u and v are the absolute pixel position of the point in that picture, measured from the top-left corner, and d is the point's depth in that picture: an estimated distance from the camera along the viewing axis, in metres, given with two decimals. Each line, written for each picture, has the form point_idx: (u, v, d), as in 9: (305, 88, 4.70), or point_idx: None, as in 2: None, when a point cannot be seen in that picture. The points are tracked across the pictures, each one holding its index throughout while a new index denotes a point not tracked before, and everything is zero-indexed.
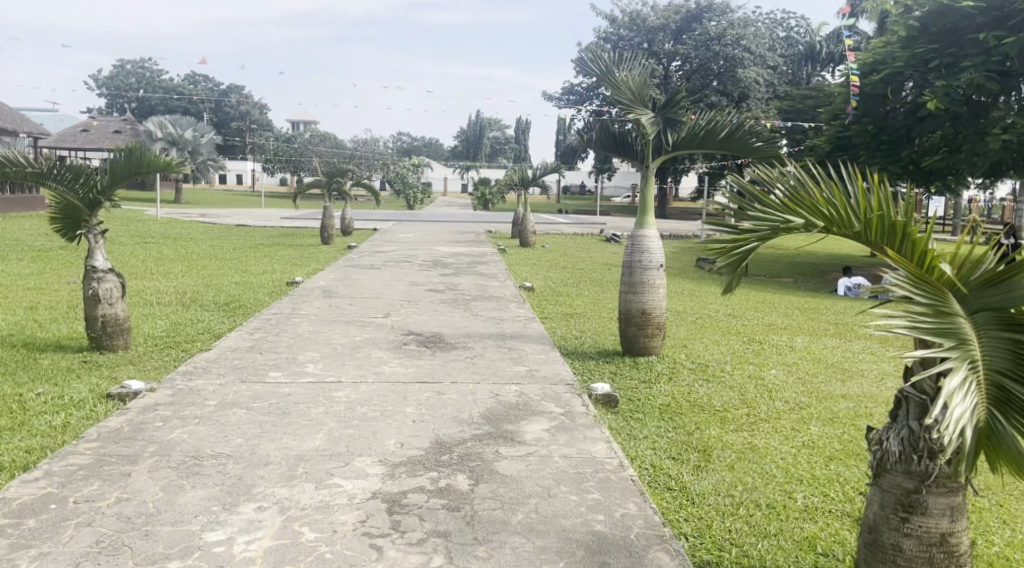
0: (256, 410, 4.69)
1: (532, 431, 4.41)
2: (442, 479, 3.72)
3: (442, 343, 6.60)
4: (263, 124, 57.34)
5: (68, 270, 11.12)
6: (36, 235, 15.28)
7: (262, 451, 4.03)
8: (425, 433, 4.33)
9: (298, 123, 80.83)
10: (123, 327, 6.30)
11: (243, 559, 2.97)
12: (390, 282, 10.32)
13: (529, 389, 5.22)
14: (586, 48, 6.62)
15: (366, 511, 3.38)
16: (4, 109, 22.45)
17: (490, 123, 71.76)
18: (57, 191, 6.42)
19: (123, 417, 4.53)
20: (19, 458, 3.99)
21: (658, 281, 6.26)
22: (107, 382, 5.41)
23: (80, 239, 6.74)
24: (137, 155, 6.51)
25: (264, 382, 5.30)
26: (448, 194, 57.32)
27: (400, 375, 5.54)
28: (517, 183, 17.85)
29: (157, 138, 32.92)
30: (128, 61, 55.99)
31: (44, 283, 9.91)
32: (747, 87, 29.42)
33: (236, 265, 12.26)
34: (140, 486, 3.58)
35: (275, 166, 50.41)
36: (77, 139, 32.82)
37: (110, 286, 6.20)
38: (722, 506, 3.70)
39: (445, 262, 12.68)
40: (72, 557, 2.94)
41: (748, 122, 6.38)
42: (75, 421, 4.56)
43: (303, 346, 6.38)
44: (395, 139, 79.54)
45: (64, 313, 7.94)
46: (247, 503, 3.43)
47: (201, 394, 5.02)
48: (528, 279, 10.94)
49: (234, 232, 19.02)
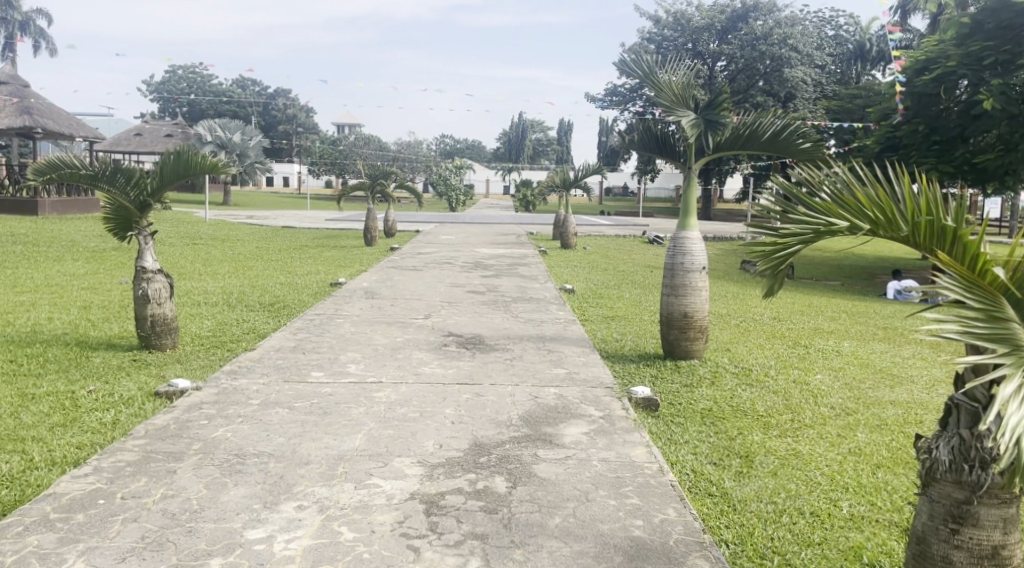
0: (298, 410, 4.75)
1: (571, 434, 4.39)
2: (480, 481, 3.72)
3: (482, 344, 6.62)
4: (309, 127, 58.33)
5: (121, 270, 11.45)
6: (90, 237, 15.72)
7: (303, 451, 4.07)
8: (464, 434, 4.34)
9: (343, 126, 82.14)
10: (171, 327, 6.43)
11: (282, 558, 3.00)
12: (432, 283, 10.40)
13: (569, 392, 5.20)
14: (628, 49, 6.57)
15: (405, 512, 3.39)
16: (62, 114, 23.16)
17: (533, 124, 71.99)
18: (110, 194, 6.57)
19: (171, 415, 4.62)
20: (70, 454, 4.10)
21: (701, 284, 6.17)
22: (155, 381, 5.52)
23: (131, 239, 6.91)
24: (186, 158, 6.64)
25: (306, 382, 5.36)
26: (490, 196, 57.55)
27: (440, 375, 5.56)
28: (559, 185, 17.82)
29: (207, 142, 33.74)
30: (179, 67, 57.41)
31: (98, 283, 10.18)
32: (795, 86, 29.04)
33: (282, 266, 12.48)
34: (184, 483, 3.64)
35: (320, 169, 51.27)
36: (131, 143, 33.77)
37: (158, 287, 6.33)
38: (764, 513, 3.63)
39: (486, 264, 12.72)
40: (118, 553, 3.00)
41: (794, 123, 6.25)
42: (123, 419, 4.66)
43: (345, 347, 6.45)
44: (438, 141, 80.11)
45: (116, 312, 8.15)
46: (287, 502, 3.47)
47: (245, 393, 5.10)
48: (569, 281, 10.93)
49: (280, 234, 19.38)
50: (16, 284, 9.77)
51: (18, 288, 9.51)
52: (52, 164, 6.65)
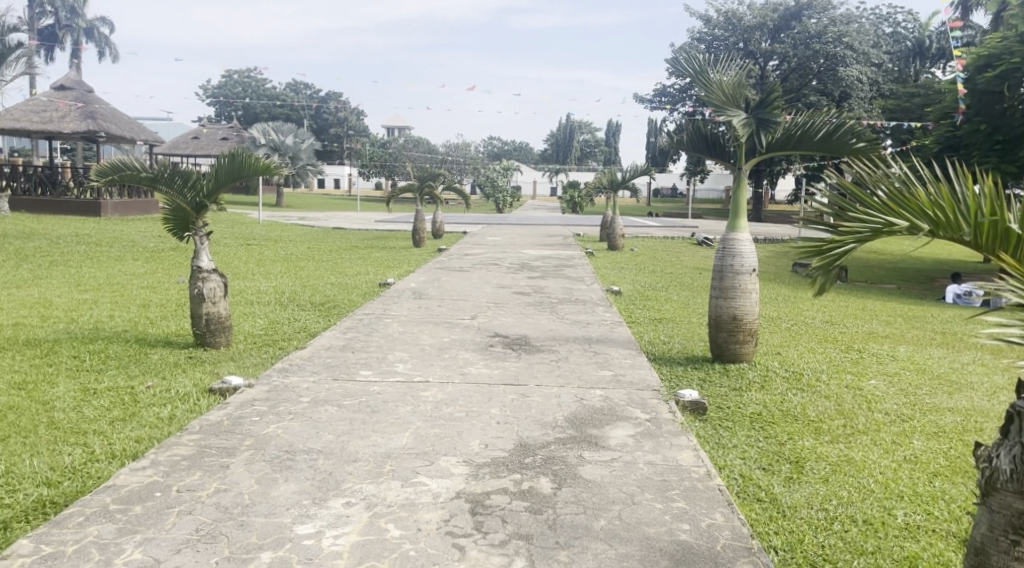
0: (347, 408, 4.82)
1: (617, 436, 4.37)
2: (525, 481, 3.73)
3: (528, 345, 6.63)
4: (360, 129, 59.12)
5: (178, 270, 11.76)
6: (149, 238, 16.17)
7: (351, 448, 4.13)
8: (510, 435, 4.35)
9: (393, 129, 83.09)
10: (225, 325, 6.58)
11: (330, 553, 3.05)
12: (479, 284, 10.44)
13: (615, 394, 5.17)
14: (678, 49, 6.53)
15: (450, 511, 3.42)
16: (124, 118, 23.89)
17: (581, 125, 71.82)
18: (169, 196, 6.77)
19: (224, 411, 4.73)
20: (129, 447, 4.23)
21: (751, 286, 6.09)
22: (209, 378, 5.66)
23: (189, 239, 7.09)
24: (241, 160, 6.78)
25: (355, 380, 5.44)
26: (538, 198, 57.50)
27: (486, 376, 5.60)
28: (606, 186, 17.74)
29: (261, 145, 34.44)
30: (235, 71, 58.74)
31: (156, 282, 10.47)
32: (850, 86, 28.39)
33: (332, 266, 12.67)
34: (237, 478, 3.72)
35: (370, 171, 51.92)
36: (189, 146, 34.66)
37: (213, 286, 6.48)
38: (816, 520, 3.57)
39: (533, 266, 12.72)
40: (174, 544, 3.08)
41: (850, 123, 6.11)
42: (180, 414, 4.80)
43: (393, 346, 6.51)
44: (486, 143, 80.45)
45: (173, 311, 8.37)
46: (336, 498, 3.52)
47: (296, 390, 5.19)
48: (616, 283, 10.87)
49: (331, 235, 19.67)
50: (79, 283, 10.12)
51: (82, 286, 9.85)
52: (115, 166, 6.87)
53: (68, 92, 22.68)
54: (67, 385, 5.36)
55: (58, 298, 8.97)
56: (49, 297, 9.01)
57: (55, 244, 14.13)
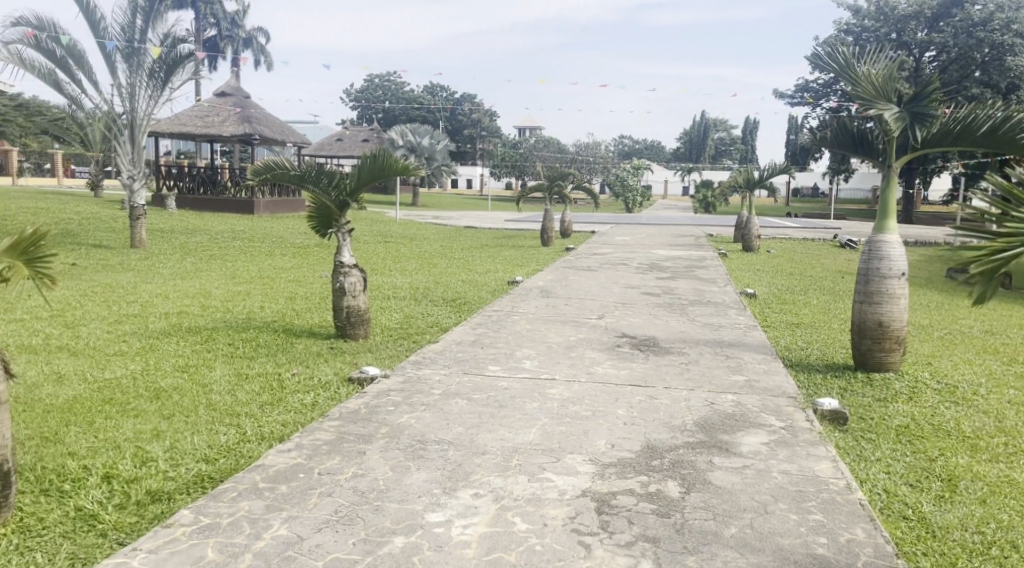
0: (476, 401, 4.93)
1: (749, 443, 4.25)
2: (652, 483, 3.69)
3: (657, 347, 6.54)
4: (493, 130, 60.11)
5: (321, 265, 12.38)
6: (295, 234, 17.11)
7: (480, 441, 4.23)
8: (637, 436, 4.32)
9: (525, 129, 84.02)
10: (364, 318, 6.87)
11: (459, 542, 3.14)
12: (607, 283, 10.40)
13: (748, 400, 5.03)
14: (824, 43, 6.25)
15: (576, 508, 3.43)
16: (275, 121, 25.38)
17: (716, 123, 69.99)
18: (314, 194, 7.14)
19: (362, 400, 4.96)
20: (277, 430, 4.51)
21: (900, 291, 5.76)
22: (349, 367, 5.95)
23: (331, 235, 7.44)
24: (381, 161, 7.06)
25: (484, 375, 5.56)
26: (668, 198, 56.48)
27: (613, 376, 5.57)
28: (742, 185, 17.21)
29: (399, 146, 35.69)
30: (376, 76, 61.15)
31: (301, 276, 11.08)
32: (1019, 77, 26.16)
33: (464, 264, 12.95)
34: (372, 464, 3.89)
35: (502, 171, 52.73)
36: (332, 148, 36.39)
37: (354, 280, 6.79)
38: (970, 544, 3.34)
39: (664, 266, 12.52)
40: (315, 523, 3.26)
41: (1017, 115, 5.62)
42: (322, 400, 5.07)
43: (521, 343, 6.61)
44: (617, 142, 79.88)
45: (316, 303, 8.84)
46: (465, 488, 3.62)
47: (428, 382, 5.37)
48: (750, 286, 10.55)
49: (463, 233, 20.12)
50: (234, 275, 10.87)
51: (236, 279, 10.56)
52: (268, 167, 7.32)
53: (228, 98, 24.34)
54: (222, 370, 5.78)
55: (215, 289, 9.67)
56: (208, 288, 9.73)
57: (213, 239, 15.21)
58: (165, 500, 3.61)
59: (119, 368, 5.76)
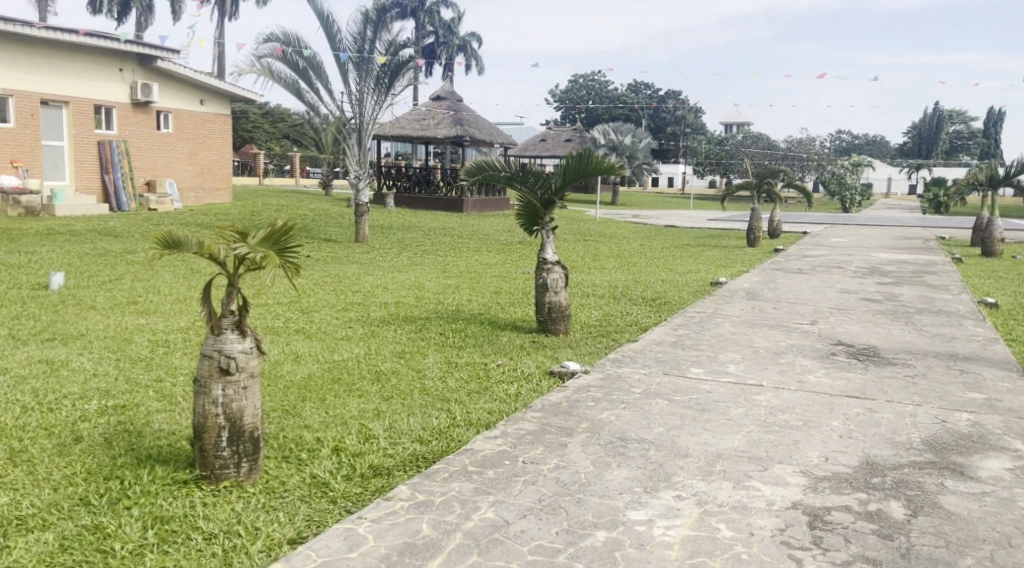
0: (678, 403, 4.85)
1: (987, 467, 3.84)
2: (872, 502, 3.45)
3: (877, 357, 6.09)
4: (698, 127, 58.67)
5: (525, 262, 12.71)
6: (500, 231, 17.71)
7: (683, 443, 4.16)
8: (855, 450, 4.05)
9: (732, 126, 81.21)
10: (565, 314, 6.98)
11: (662, 542, 3.11)
12: (820, 288, 9.82)
13: (986, 420, 4.55)
14: None
15: (786, 520, 3.29)
16: (485, 122, 26.40)
17: (950, 115, 63.70)
18: (522, 193, 7.35)
19: (563, 394, 5.06)
20: (484, 417, 4.71)
21: None
22: (550, 361, 6.08)
23: (536, 234, 7.62)
24: (587, 160, 7.19)
25: (686, 376, 5.46)
26: (891, 196, 52.20)
27: (827, 385, 5.26)
28: (981, 183, 15.54)
29: (601, 145, 35.82)
30: (581, 76, 61.78)
31: (505, 272, 11.46)
32: None
33: (666, 263, 12.75)
34: (575, 457, 3.95)
35: (706, 169, 51.31)
36: (537, 147, 37.24)
37: (557, 277, 6.94)
38: None
39: (886, 271, 11.60)
40: (520, 510, 3.37)
41: None
42: (525, 392, 5.22)
43: (725, 346, 6.41)
44: (833, 137, 75.04)
45: (519, 298, 9.11)
46: (667, 490, 3.58)
47: (628, 381, 5.36)
48: (989, 295, 9.51)
49: (665, 233, 19.82)
50: (443, 269, 11.45)
51: (446, 272, 11.12)
52: (479, 167, 7.63)
53: (443, 102, 25.64)
54: (434, 357, 6.12)
55: (428, 281, 10.25)
56: (422, 281, 10.33)
57: (425, 235, 16.10)
58: (385, 475, 3.89)
59: (345, 351, 6.27)
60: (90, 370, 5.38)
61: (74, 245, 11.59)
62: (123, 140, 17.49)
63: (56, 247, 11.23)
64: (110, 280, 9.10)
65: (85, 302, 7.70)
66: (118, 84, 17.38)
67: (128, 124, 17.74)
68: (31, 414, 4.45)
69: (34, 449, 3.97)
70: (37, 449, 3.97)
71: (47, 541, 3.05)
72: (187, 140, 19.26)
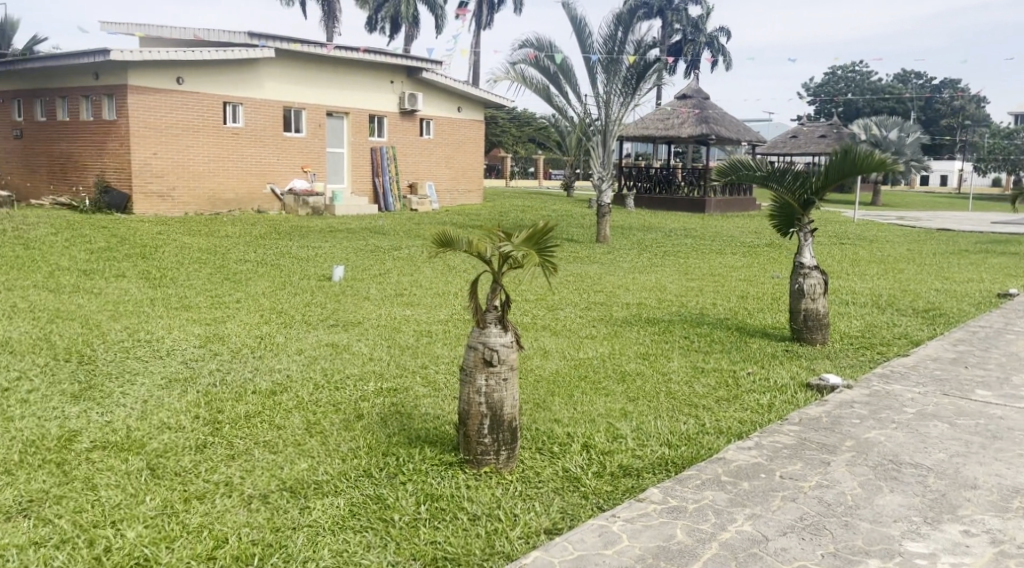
0: (961, 428, 4.36)
1: None
2: None
3: None
4: (980, 118, 52.28)
5: (775, 266, 12.10)
6: (748, 233, 17.03)
7: (969, 473, 3.73)
8: None
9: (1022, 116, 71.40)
10: (823, 323, 6.54)
11: None
12: None
13: None
14: None
15: None
16: (733, 120, 25.54)
17: None
18: (777, 193, 7.01)
19: (823, 408, 4.75)
20: (734, 426, 4.56)
21: None
22: (806, 373, 5.74)
23: (791, 237, 7.21)
24: (853, 157, 6.72)
25: (969, 399, 4.89)
26: None
27: None
28: None
29: (863, 141, 33.15)
30: (840, 68, 57.61)
31: (753, 275, 11.00)
32: None
33: (939, 271, 11.49)
34: (839, 476, 3.70)
35: (989, 165, 45.57)
36: (788, 145, 35.31)
37: (814, 282, 6.55)
38: None
39: None
40: (781, 526, 3.21)
41: None
42: (778, 403, 4.98)
43: (1018, 368, 5.65)
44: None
45: (769, 304, 8.69)
46: (952, 523, 3.23)
47: (899, 399, 4.91)
48: None
49: (938, 237, 17.90)
50: (687, 272, 11.24)
51: (690, 275, 10.88)
52: (733, 166, 7.39)
53: (690, 100, 25.16)
54: (680, 361, 6.03)
55: (671, 284, 10.11)
56: (664, 282, 10.21)
57: (669, 236, 15.90)
58: (635, 476, 3.91)
59: (591, 350, 6.37)
60: (366, 355, 5.95)
61: (350, 241, 12.88)
62: (392, 146, 19.12)
63: (335, 243, 12.53)
64: (379, 274, 9.99)
65: (360, 293, 8.51)
66: (390, 96, 19.02)
67: (397, 132, 19.35)
68: (321, 391, 5.01)
69: (325, 422, 4.47)
70: (327, 422, 4.47)
71: (339, 505, 3.42)
72: (446, 145, 20.61)
